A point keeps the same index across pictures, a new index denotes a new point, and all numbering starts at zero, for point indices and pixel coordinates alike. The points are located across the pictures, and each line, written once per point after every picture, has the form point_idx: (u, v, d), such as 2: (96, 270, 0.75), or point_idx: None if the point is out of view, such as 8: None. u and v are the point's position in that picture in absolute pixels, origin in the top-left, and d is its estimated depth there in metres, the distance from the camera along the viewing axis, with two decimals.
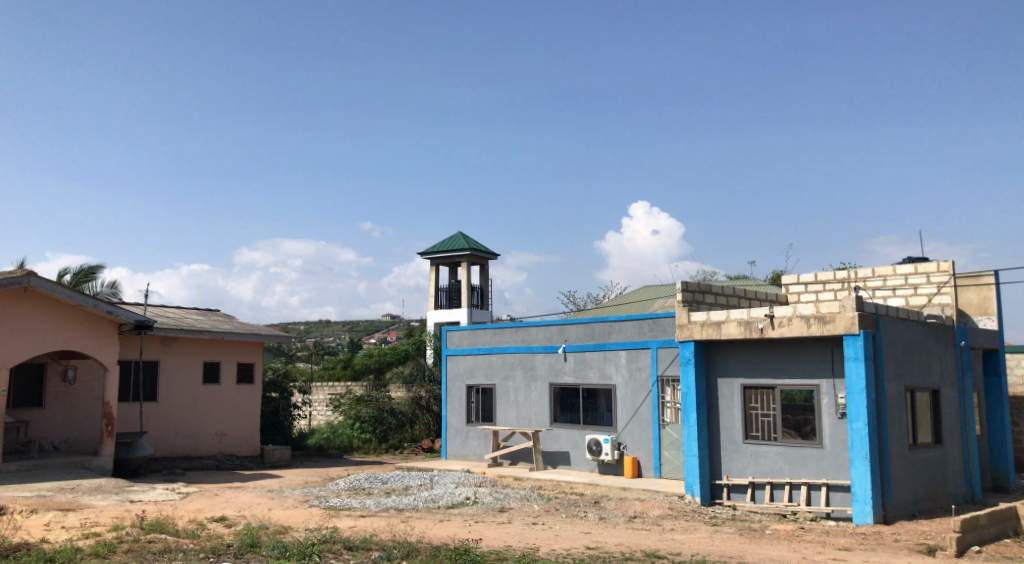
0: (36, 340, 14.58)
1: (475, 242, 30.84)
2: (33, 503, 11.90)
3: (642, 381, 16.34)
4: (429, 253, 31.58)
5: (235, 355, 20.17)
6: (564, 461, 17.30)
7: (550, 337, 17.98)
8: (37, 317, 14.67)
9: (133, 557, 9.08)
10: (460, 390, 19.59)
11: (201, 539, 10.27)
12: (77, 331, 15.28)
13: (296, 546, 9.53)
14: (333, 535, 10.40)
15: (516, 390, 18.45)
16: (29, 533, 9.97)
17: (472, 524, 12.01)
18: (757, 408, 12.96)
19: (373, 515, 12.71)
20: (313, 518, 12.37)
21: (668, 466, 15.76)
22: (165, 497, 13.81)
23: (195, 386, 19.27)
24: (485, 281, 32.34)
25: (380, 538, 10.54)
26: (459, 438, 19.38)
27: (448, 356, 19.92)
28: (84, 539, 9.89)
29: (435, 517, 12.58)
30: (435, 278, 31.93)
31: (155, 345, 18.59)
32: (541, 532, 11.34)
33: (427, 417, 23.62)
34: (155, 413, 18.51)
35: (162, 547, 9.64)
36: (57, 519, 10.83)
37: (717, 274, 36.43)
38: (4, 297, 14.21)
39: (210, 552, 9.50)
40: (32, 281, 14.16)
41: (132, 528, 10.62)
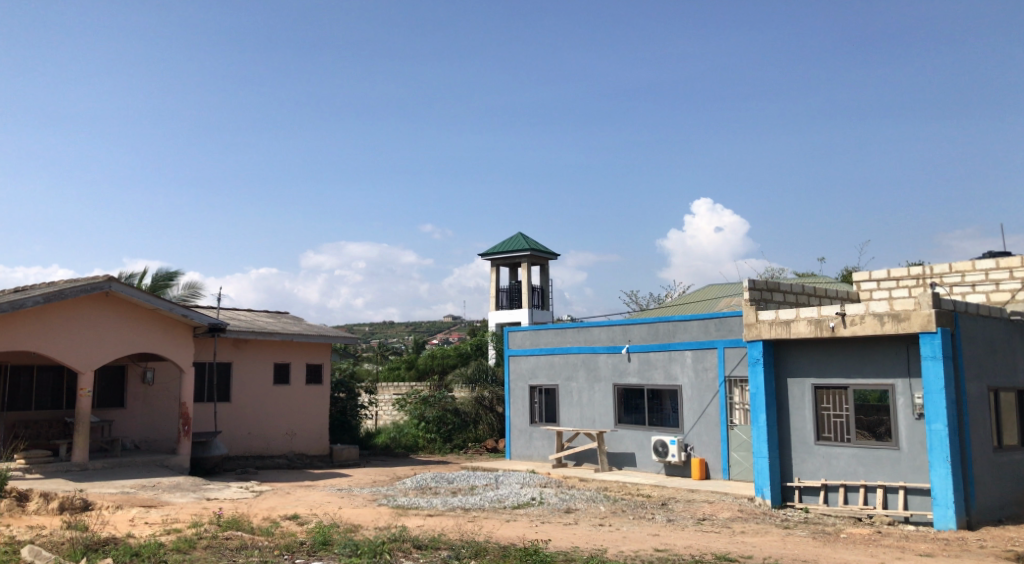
0: (116, 343, 15.15)
1: (535, 242, 30.91)
2: (118, 500, 12.39)
3: (708, 382, 16.12)
4: (490, 254, 31.75)
5: (304, 357, 20.66)
6: (629, 462, 17.20)
7: (612, 337, 17.88)
8: (118, 321, 15.24)
9: (212, 553, 9.37)
10: (523, 391, 19.64)
11: (275, 537, 10.54)
12: (156, 335, 15.81)
13: (367, 545, 9.71)
14: (403, 534, 10.55)
15: (579, 391, 18.40)
16: (116, 528, 10.39)
17: (538, 525, 12.03)
18: (829, 408, 12.67)
19: (439, 514, 12.84)
20: (382, 517, 12.57)
21: (737, 468, 15.52)
22: (239, 495, 14.22)
23: (266, 387, 19.78)
24: (546, 281, 32.38)
25: (449, 537, 10.65)
26: (524, 439, 19.44)
27: (511, 356, 19.99)
28: (166, 535, 10.24)
29: (501, 517, 12.64)
30: (496, 278, 32.08)
31: (228, 347, 19.13)
32: (608, 533, 11.29)
33: (491, 417, 23.75)
34: (229, 413, 19.06)
35: (239, 544, 9.92)
36: (140, 515, 11.24)
37: (784, 271, 35.73)
38: (87, 301, 14.86)
39: (285, 549, 9.74)
40: (113, 285, 14.76)
41: (209, 525, 10.98)
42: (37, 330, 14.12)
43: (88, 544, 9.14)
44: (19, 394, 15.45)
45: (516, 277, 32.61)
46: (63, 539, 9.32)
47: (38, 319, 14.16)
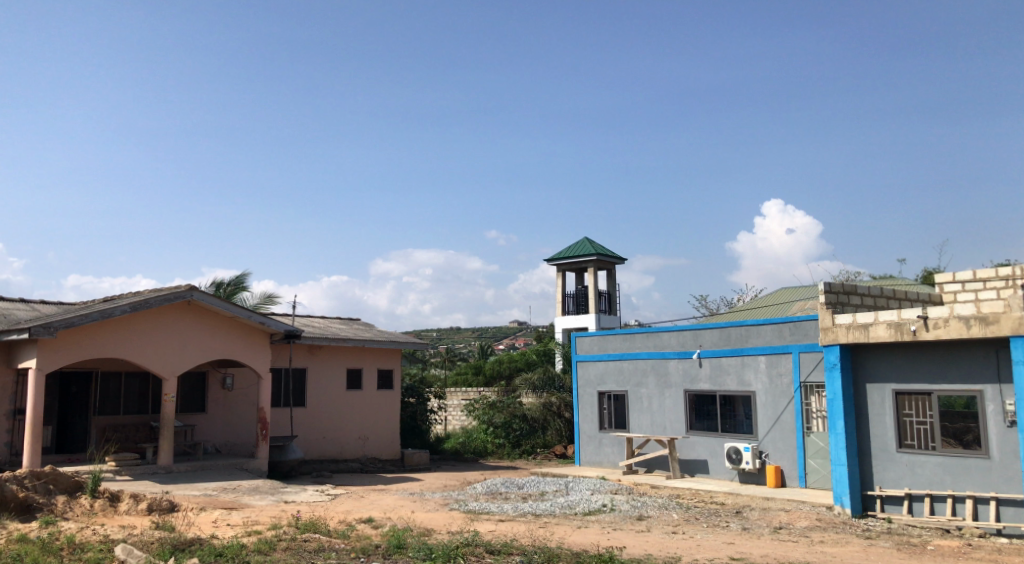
0: (198, 350, 15.68)
1: (601, 247, 30.76)
2: (201, 502, 12.83)
3: (784, 387, 15.77)
4: (556, 259, 31.71)
5: (375, 362, 21.02)
6: (702, 469, 16.95)
7: (683, 342, 17.67)
8: (199, 329, 15.78)
9: (292, 555, 9.61)
10: (591, 396, 19.54)
11: (352, 539, 10.75)
12: (235, 342, 16.32)
13: (441, 549, 9.84)
14: (476, 538, 10.63)
15: (649, 397, 18.23)
16: (201, 529, 10.77)
17: (610, 532, 11.97)
18: (912, 415, 12.26)
19: (511, 520, 12.88)
20: (454, 522, 12.68)
21: (814, 476, 15.13)
22: (316, 498, 14.55)
23: (339, 392, 20.19)
24: (613, 286, 32.19)
25: (521, 542, 10.69)
26: (593, 445, 19.34)
27: (579, 362, 19.92)
28: (248, 536, 10.55)
29: (572, 523, 12.61)
30: (562, 284, 32.02)
31: (302, 353, 19.59)
32: (682, 541, 11.16)
33: (559, 422, 23.67)
34: (304, 418, 19.51)
35: (317, 546, 10.17)
36: (223, 517, 11.61)
37: (860, 274, 34.69)
38: (170, 310, 15.41)
39: (361, 552, 9.94)
40: (194, 295, 15.27)
41: (288, 527, 11.26)
42: (124, 339, 14.72)
43: (177, 544, 9.49)
44: (108, 399, 16.15)
45: (582, 282, 32.51)
46: (152, 538, 9.70)
47: (125, 328, 14.76)
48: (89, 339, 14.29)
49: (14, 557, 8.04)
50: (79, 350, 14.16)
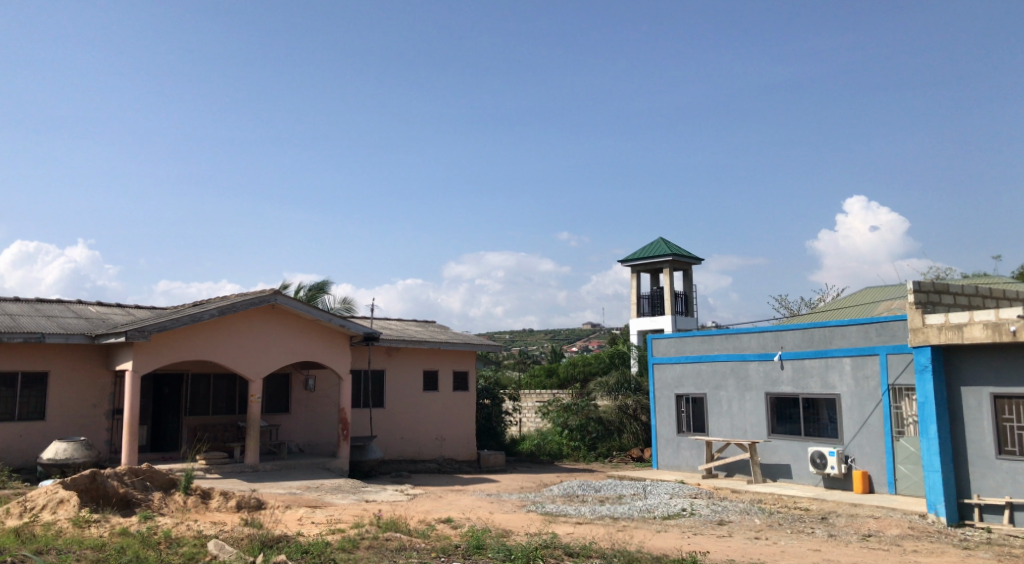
0: (282, 352, 16.13)
1: (677, 248, 30.35)
2: (286, 500, 13.20)
3: (871, 390, 15.25)
4: (631, 260, 31.42)
5: (451, 364, 21.26)
6: (785, 474, 16.54)
7: (763, 344, 17.28)
8: (283, 331, 16.24)
9: (375, 553, 9.80)
10: (669, 399, 19.29)
11: (432, 539, 10.88)
12: (317, 344, 16.73)
13: (520, 550, 9.86)
14: (554, 540, 10.61)
15: (729, 400, 17.89)
16: (287, 526, 11.07)
17: (691, 536, 11.77)
18: (1012, 419, 11.69)
19: (589, 523, 12.82)
20: (533, 523, 12.71)
21: (905, 482, 14.59)
22: (396, 498, 14.78)
23: (416, 394, 20.47)
24: (689, 287, 31.72)
25: (600, 545, 10.63)
26: (671, 448, 19.09)
27: (655, 365, 19.69)
28: (332, 535, 10.80)
29: (652, 527, 12.46)
30: (637, 285, 31.70)
31: (381, 355, 19.92)
32: (766, 547, 10.91)
33: (635, 425, 23.50)
34: (383, 419, 19.84)
35: (398, 545, 10.33)
36: (308, 515, 11.90)
37: (950, 273, 33.27)
38: (255, 313, 15.88)
39: (441, 552, 10.04)
40: (278, 298, 15.72)
41: (370, 526, 11.48)
42: (213, 342, 15.26)
43: (265, 540, 9.77)
44: (199, 400, 16.77)
45: (657, 283, 32.13)
46: (242, 535, 10.02)
47: (214, 330, 15.29)
48: (179, 342, 14.85)
49: (116, 549, 8.42)
50: (171, 353, 14.74)
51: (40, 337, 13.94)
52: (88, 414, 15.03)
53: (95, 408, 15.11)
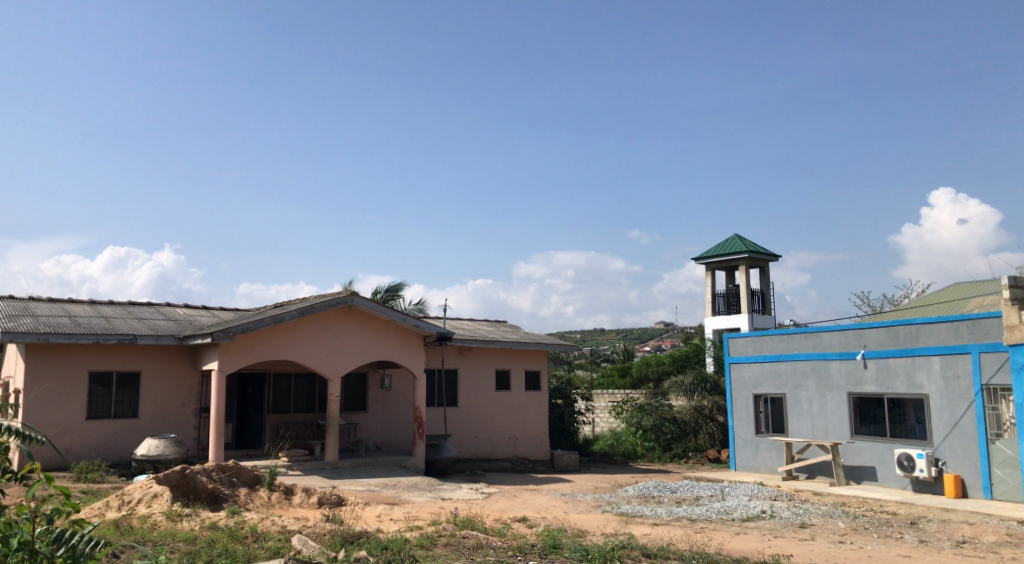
0: (359, 352, 16.44)
1: (753, 244, 29.68)
2: (366, 497, 13.45)
3: (962, 390, 14.62)
4: (706, 258, 30.86)
5: (523, 364, 21.35)
6: (870, 476, 16.01)
7: (846, 342, 16.76)
8: (359, 332, 16.54)
9: (452, 551, 9.90)
10: (746, 399, 18.90)
11: (508, 538, 10.91)
12: (392, 344, 16.99)
13: (597, 549, 9.79)
14: (631, 541, 10.53)
15: (809, 400, 17.41)
16: (367, 523, 11.28)
17: (771, 539, 11.50)
18: None
19: (665, 524, 12.67)
20: (608, 524, 12.62)
21: (1001, 487, 13.92)
22: (471, 496, 14.90)
23: (489, 393, 20.61)
24: (766, 284, 31.03)
25: (678, 547, 10.48)
26: (750, 449, 18.70)
27: (731, 364, 19.32)
28: (410, 531, 10.96)
29: (730, 529, 12.20)
30: (712, 283, 31.14)
31: (454, 354, 20.11)
32: (851, 552, 10.57)
33: (711, 426, 22.89)
34: (457, 418, 20.01)
35: (475, 543, 10.39)
36: (386, 512, 12.11)
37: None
38: (333, 314, 16.22)
39: (518, 551, 10.06)
40: (355, 299, 16.00)
41: (447, 524, 11.60)
42: (293, 342, 15.66)
43: (346, 536, 9.97)
44: (280, 398, 17.25)
45: (732, 281, 31.50)
46: (325, 530, 10.25)
47: (293, 331, 15.68)
48: (261, 342, 15.28)
49: (206, 542, 8.73)
50: (254, 353, 15.18)
51: (132, 338, 14.56)
52: (177, 412, 15.61)
53: (184, 406, 15.69)
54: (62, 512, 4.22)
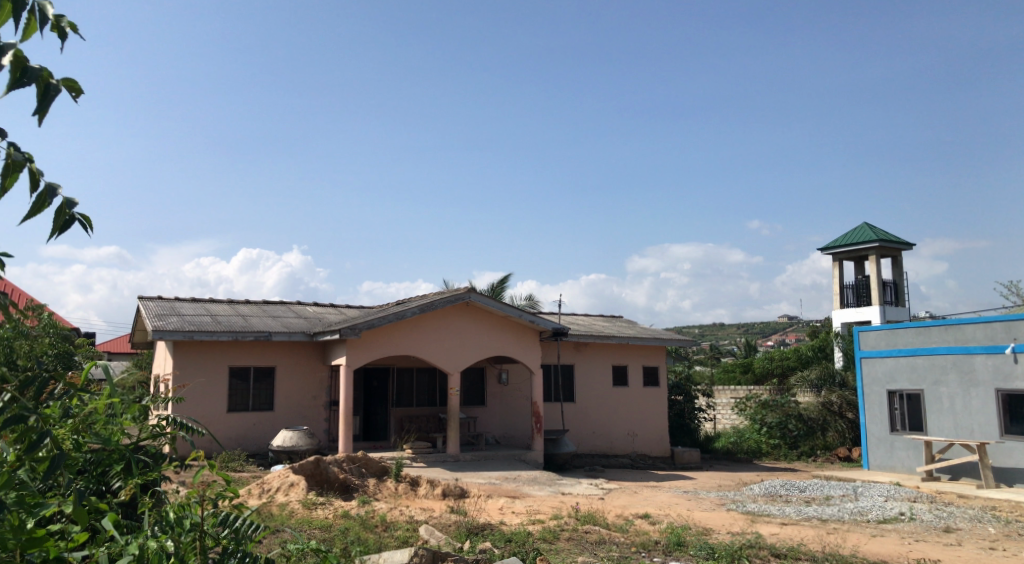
0: (477, 347, 16.69)
1: (884, 232, 28.15)
2: (488, 489, 13.64)
3: None
4: (832, 248, 29.55)
5: (641, 359, 21.13)
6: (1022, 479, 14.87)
7: (992, 336, 15.70)
8: (477, 328, 16.78)
9: (576, 545, 9.88)
10: (880, 396, 17.98)
11: (631, 534, 10.79)
12: (509, 341, 17.16)
13: (724, 548, 9.51)
14: (759, 540, 10.19)
15: (951, 397, 16.39)
16: (490, 515, 11.42)
17: (912, 543, 10.87)
18: None
19: (795, 524, 12.22)
20: (735, 522, 12.28)
21: None
22: (592, 491, 14.84)
23: (605, 389, 20.47)
24: (899, 274, 29.41)
25: (810, 548, 10.06)
26: (884, 448, 17.73)
27: (862, 359, 18.42)
28: (533, 525, 11.02)
29: (867, 531, 11.61)
30: (839, 274, 29.81)
31: (570, 349, 20.09)
32: (1004, 559, 9.85)
33: (841, 423, 21.94)
34: (574, 413, 19.96)
35: (598, 538, 10.34)
36: (508, 505, 12.24)
37: None
38: (452, 311, 16.51)
39: (642, 547, 9.93)
40: (472, 296, 16.22)
41: (569, 518, 11.61)
42: (415, 337, 16.05)
43: (471, 527, 10.13)
44: (403, 392, 17.75)
45: (862, 271, 30.01)
46: (450, 521, 10.45)
47: (415, 327, 16.07)
48: (384, 337, 15.74)
49: (339, 530, 9.07)
50: (379, 348, 15.67)
51: (267, 335, 15.32)
52: (308, 405, 16.35)
53: (315, 400, 16.43)
54: (224, 496, 4.20)
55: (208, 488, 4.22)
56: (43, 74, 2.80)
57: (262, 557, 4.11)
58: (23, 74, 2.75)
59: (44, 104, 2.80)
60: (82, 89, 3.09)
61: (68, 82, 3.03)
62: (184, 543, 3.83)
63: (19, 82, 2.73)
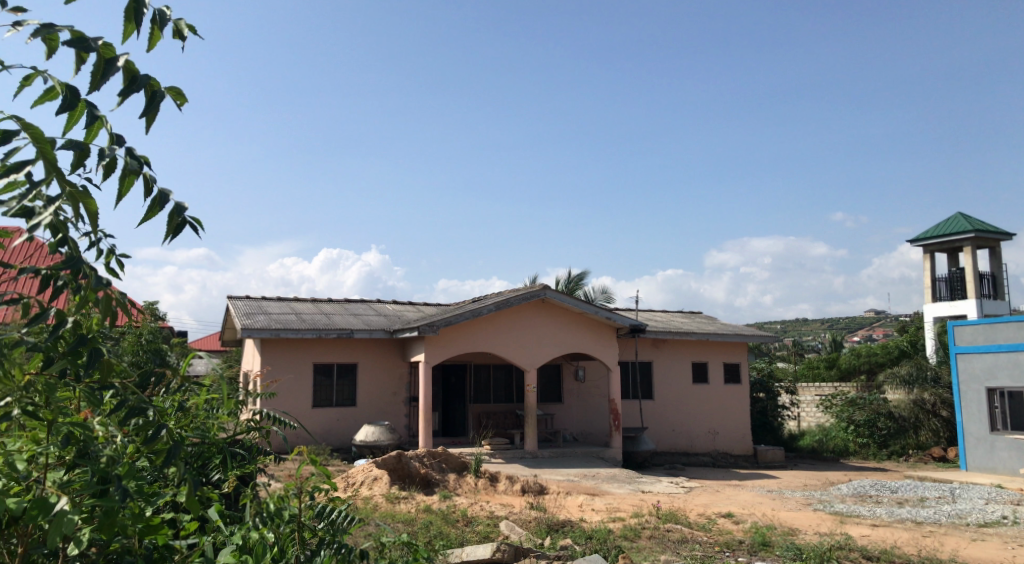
0: (552, 343, 16.66)
1: (980, 222, 26.85)
2: (567, 486, 13.60)
3: None
4: (923, 239, 28.36)
5: (721, 356, 20.75)
6: None
7: None
8: (553, 324, 16.74)
9: (657, 543, 9.76)
10: (978, 393, 17.16)
11: (714, 533, 10.58)
12: (586, 338, 17.08)
13: (812, 549, 9.21)
14: (850, 542, 9.83)
15: None
16: (570, 512, 11.38)
17: (1016, 548, 10.32)
18: None
19: (888, 526, 11.76)
20: (823, 523, 11.90)
21: None
22: (673, 490, 14.61)
23: (685, 386, 20.15)
24: (997, 265, 28.00)
25: (904, 552, 9.66)
26: (983, 448, 16.89)
27: (957, 355, 17.62)
28: (613, 522, 10.94)
29: (965, 535, 11.09)
30: (931, 266, 28.58)
31: (648, 346, 19.87)
32: None
33: (934, 422, 21.08)
34: (653, 410, 19.71)
35: (680, 537, 10.19)
36: (588, 502, 12.17)
37: None
38: (528, 307, 16.51)
39: (726, 547, 9.72)
40: (547, 293, 16.18)
41: (650, 516, 11.46)
42: (491, 334, 16.14)
43: (551, 524, 10.10)
44: (481, 389, 17.88)
45: (956, 263, 28.70)
46: (530, 517, 10.46)
47: (491, 324, 16.15)
48: (461, 334, 15.87)
49: (423, 524, 9.19)
50: (456, 345, 15.80)
51: (349, 333, 15.66)
52: (389, 401, 16.64)
53: (395, 396, 16.71)
54: (322, 489, 4.35)
55: (306, 482, 4.32)
56: (148, 80, 2.83)
57: (356, 549, 4.17)
58: (134, 82, 2.76)
59: (152, 107, 2.83)
60: (185, 98, 3.09)
61: (171, 91, 3.01)
62: (283, 534, 3.91)
63: (133, 89, 2.74)
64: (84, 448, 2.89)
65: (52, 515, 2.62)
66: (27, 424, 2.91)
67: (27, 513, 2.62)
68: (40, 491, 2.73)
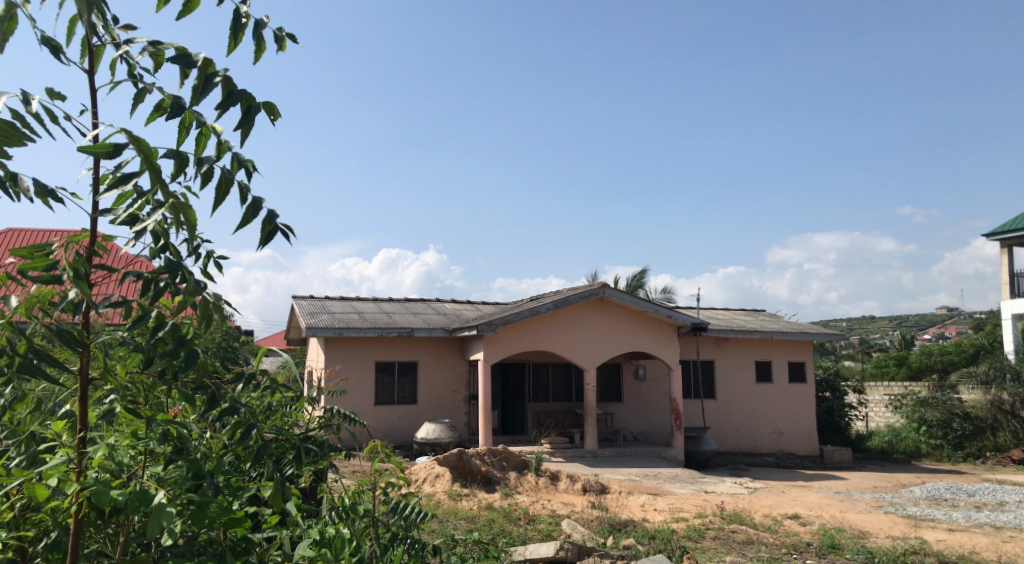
0: (612, 342, 16.53)
1: None
2: (629, 486, 13.48)
3: None
4: (999, 233, 27.24)
5: (785, 355, 20.31)
6: None
7: None
8: (613, 323, 16.61)
9: (722, 544, 9.61)
10: None
11: (781, 534, 10.34)
12: (646, 336, 16.90)
13: (885, 553, 8.93)
14: (925, 546, 9.49)
15: None
16: (632, 511, 11.28)
17: None
18: None
19: (965, 530, 11.33)
20: (896, 526, 11.53)
21: None
22: (737, 490, 14.35)
23: (748, 385, 19.78)
24: None
25: (984, 557, 9.28)
26: None
27: None
28: (677, 522, 10.79)
29: None
30: (1009, 261, 27.45)
31: (710, 345, 19.57)
32: None
33: (1013, 422, 20.16)
34: (716, 410, 19.40)
35: (745, 538, 10.00)
36: (651, 502, 12.04)
37: None
38: (587, 306, 16.41)
39: (793, 549, 9.50)
40: (606, 292, 16.04)
41: (714, 517, 11.26)
42: (550, 332, 16.10)
43: (614, 523, 10.01)
44: (540, 387, 17.87)
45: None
46: (592, 516, 10.39)
47: (550, 322, 16.11)
48: (519, 333, 15.86)
49: (485, 522, 9.20)
50: (514, 344, 15.80)
51: (410, 332, 15.82)
52: (449, 399, 16.76)
53: (455, 394, 16.82)
54: (396, 484, 4.34)
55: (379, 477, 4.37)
56: (245, 95, 2.77)
57: (426, 545, 4.20)
58: (233, 97, 2.72)
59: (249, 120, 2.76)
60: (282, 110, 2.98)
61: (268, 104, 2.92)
62: (359, 527, 3.95)
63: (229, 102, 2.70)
64: (179, 443, 2.91)
65: (152, 507, 2.67)
66: (125, 419, 2.97)
67: (130, 504, 2.68)
68: (140, 483, 2.78)
